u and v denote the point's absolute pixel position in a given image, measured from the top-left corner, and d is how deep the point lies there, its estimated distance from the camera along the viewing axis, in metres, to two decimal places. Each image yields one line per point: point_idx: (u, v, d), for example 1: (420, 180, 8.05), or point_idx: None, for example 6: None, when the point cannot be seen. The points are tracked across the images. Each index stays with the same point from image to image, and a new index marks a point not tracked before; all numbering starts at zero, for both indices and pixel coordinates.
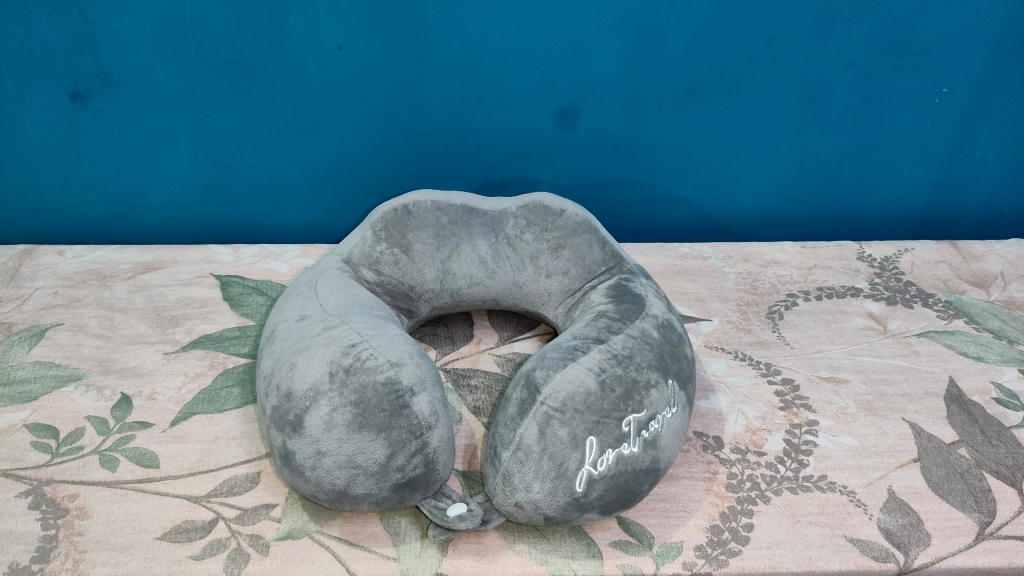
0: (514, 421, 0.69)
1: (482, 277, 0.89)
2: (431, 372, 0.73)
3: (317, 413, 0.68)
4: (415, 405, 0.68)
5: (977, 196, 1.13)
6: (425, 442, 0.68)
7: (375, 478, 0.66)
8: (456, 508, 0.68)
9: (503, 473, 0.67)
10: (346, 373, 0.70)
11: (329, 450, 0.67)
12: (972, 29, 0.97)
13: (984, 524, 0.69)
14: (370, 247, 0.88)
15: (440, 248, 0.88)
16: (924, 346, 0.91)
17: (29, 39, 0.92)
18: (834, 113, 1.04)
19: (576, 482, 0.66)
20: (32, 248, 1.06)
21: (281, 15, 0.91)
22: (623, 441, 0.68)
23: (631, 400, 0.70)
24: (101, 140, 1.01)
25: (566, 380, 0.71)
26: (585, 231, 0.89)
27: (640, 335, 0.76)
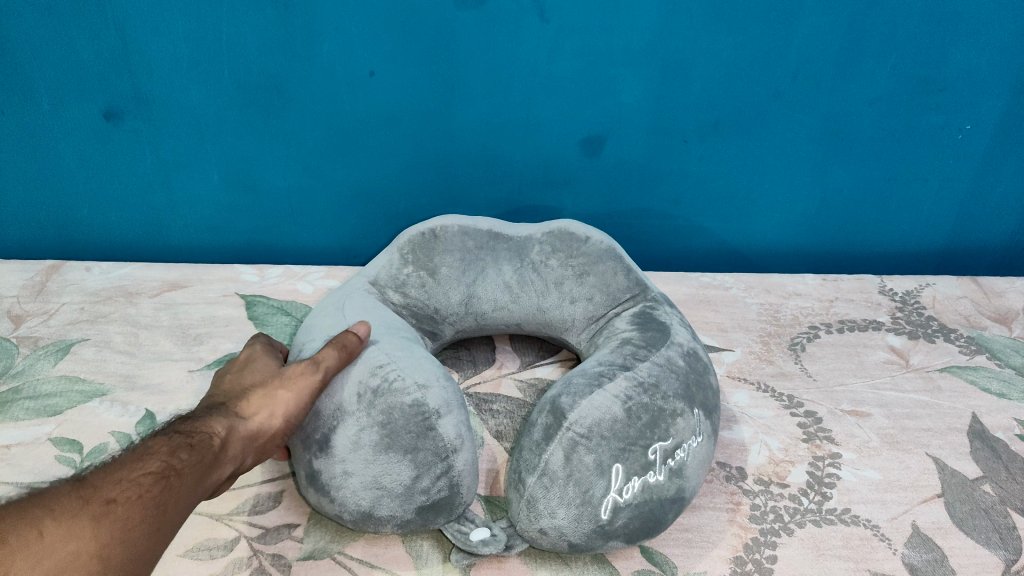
0: (540, 446, 0.70)
1: (506, 301, 0.89)
2: (457, 396, 0.73)
3: (344, 432, 0.69)
4: (441, 428, 0.69)
5: (997, 233, 1.13)
6: (451, 464, 0.68)
7: (400, 500, 0.67)
8: (479, 533, 0.68)
9: (528, 498, 0.67)
10: (374, 395, 0.70)
11: (356, 471, 0.67)
12: (997, 68, 0.98)
13: (1009, 561, 0.68)
14: (397, 269, 0.88)
15: (466, 272, 0.89)
16: (946, 381, 0.91)
17: (67, 60, 0.94)
18: (857, 147, 1.04)
19: (601, 509, 0.66)
20: (58, 264, 1.07)
21: (317, 43, 0.93)
22: (649, 469, 0.68)
23: (657, 428, 0.70)
24: (131, 158, 1.02)
25: (593, 406, 0.71)
26: (610, 258, 0.90)
27: (666, 363, 0.77)
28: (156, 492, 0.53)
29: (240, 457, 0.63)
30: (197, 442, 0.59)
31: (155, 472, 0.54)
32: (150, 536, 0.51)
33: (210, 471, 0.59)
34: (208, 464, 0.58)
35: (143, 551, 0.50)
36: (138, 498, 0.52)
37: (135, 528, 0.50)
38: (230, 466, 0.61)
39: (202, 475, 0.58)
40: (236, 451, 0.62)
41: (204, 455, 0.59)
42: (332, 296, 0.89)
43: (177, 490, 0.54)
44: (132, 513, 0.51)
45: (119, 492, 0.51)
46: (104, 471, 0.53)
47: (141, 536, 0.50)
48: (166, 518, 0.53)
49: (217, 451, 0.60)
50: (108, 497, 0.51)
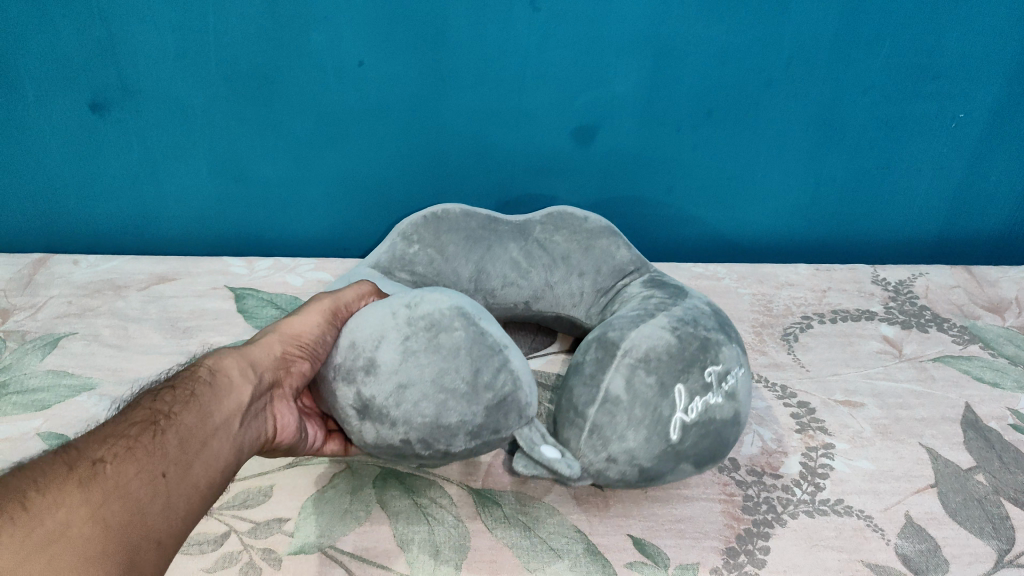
0: (595, 376, 0.70)
1: (516, 279, 0.86)
2: (482, 310, 0.70)
3: (386, 349, 0.64)
4: (485, 326, 0.67)
5: (991, 222, 1.13)
6: (506, 358, 0.66)
7: (468, 400, 0.63)
8: (548, 451, 0.66)
9: (593, 426, 0.67)
10: (407, 309, 0.67)
11: (413, 380, 0.63)
12: (989, 55, 0.98)
13: (1003, 551, 0.68)
14: (402, 249, 0.85)
15: (472, 250, 0.86)
16: (939, 371, 0.90)
17: (52, 50, 0.93)
18: (850, 136, 1.04)
19: (670, 429, 0.67)
20: (46, 258, 1.07)
21: (306, 33, 0.92)
22: (709, 389, 0.69)
23: (708, 352, 0.71)
24: (119, 149, 1.01)
25: (643, 335, 0.71)
26: (608, 234, 0.90)
27: (697, 307, 0.77)
28: (144, 440, 0.51)
29: (251, 375, 0.62)
30: (185, 378, 0.58)
31: (142, 424, 0.52)
32: (148, 487, 0.49)
33: (214, 396, 0.57)
34: (205, 389, 0.57)
35: (143, 504, 0.48)
36: (126, 454, 0.49)
37: (130, 482, 0.48)
38: (241, 385, 0.60)
39: (204, 404, 0.56)
40: (239, 368, 0.61)
41: (199, 386, 0.57)
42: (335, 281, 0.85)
43: (172, 436, 0.52)
44: (122, 467, 0.48)
45: (105, 451, 0.49)
46: (87, 436, 0.51)
47: (138, 489, 0.48)
48: (166, 465, 0.51)
49: (213, 373, 0.59)
50: (93, 458, 0.48)
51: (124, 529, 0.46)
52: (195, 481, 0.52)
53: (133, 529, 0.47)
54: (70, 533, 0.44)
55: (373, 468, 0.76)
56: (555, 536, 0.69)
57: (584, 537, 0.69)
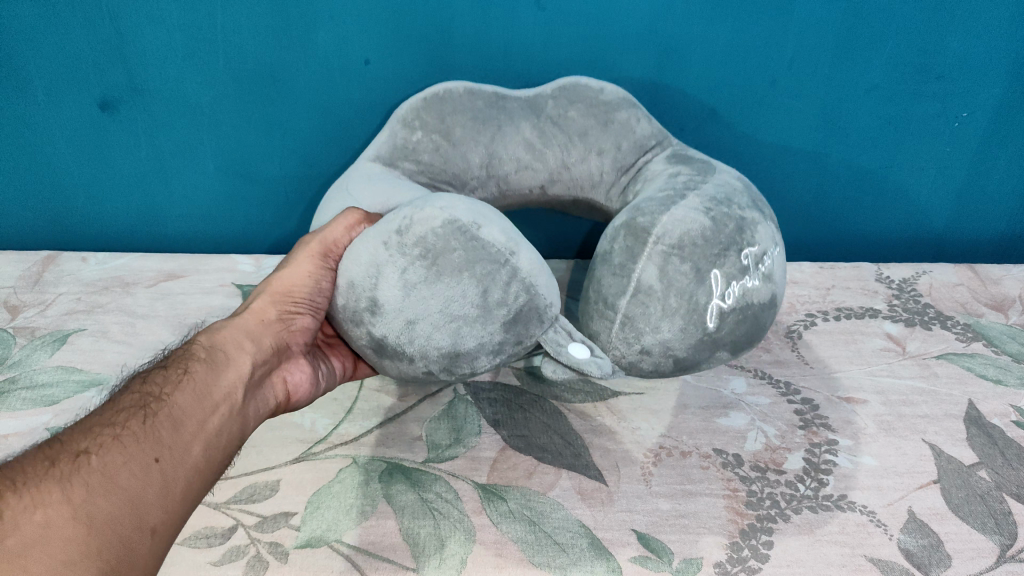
0: (626, 267, 0.71)
1: (530, 161, 0.89)
2: (484, 213, 0.68)
3: (387, 284, 0.67)
4: (485, 235, 0.66)
5: (995, 220, 1.13)
6: (514, 266, 0.66)
7: (480, 319, 0.67)
8: (577, 351, 0.69)
9: (626, 319, 0.71)
10: (399, 235, 0.67)
11: (419, 315, 0.67)
12: (993, 53, 0.98)
13: (1005, 546, 0.68)
14: (405, 138, 0.87)
15: (482, 131, 0.88)
16: (942, 368, 0.91)
17: (62, 49, 0.94)
18: (853, 134, 1.04)
19: (708, 317, 0.71)
20: (54, 255, 1.07)
21: (314, 32, 0.93)
22: (745, 273, 0.73)
23: (744, 235, 0.74)
24: (128, 148, 1.02)
25: (676, 220, 0.72)
26: (627, 106, 0.90)
27: (726, 184, 0.79)
28: (132, 428, 0.58)
29: (246, 345, 0.72)
30: (177, 360, 0.67)
31: (126, 415, 0.59)
32: (134, 475, 0.56)
33: (206, 373, 0.66)
34: (198, 368, 0.66)
35: (129, 492, 0.55)
36: (110, 446, 0.56)
37: (114, 472, 0.55)
38: (240, 354, 0.70)
39: (195, 383, 0.65)
40: (233, 341, 0.71)
41: (191, 367, 0.66)
42: (357, 174, 0.86)
43: (154, 423, 0.59)
44: (106, 458, 0.55)
45: (88, 445, 0.56)
46: (73, 430, 0.58)
47: (122, 479, 0.55)
48: (152, 452, 0.58)
49: (209, 350, 0.69)
50: (78, 451, 0.55)
51: (111, 520, 0.53)
52: (184, 460, 0.60)
53: (120, 518, 0.53)
54: (55, 530, 0.50)
55: (380, 463, 0.77)
56: (560, 530, 0.69)
57: (588, 531, 0.69)
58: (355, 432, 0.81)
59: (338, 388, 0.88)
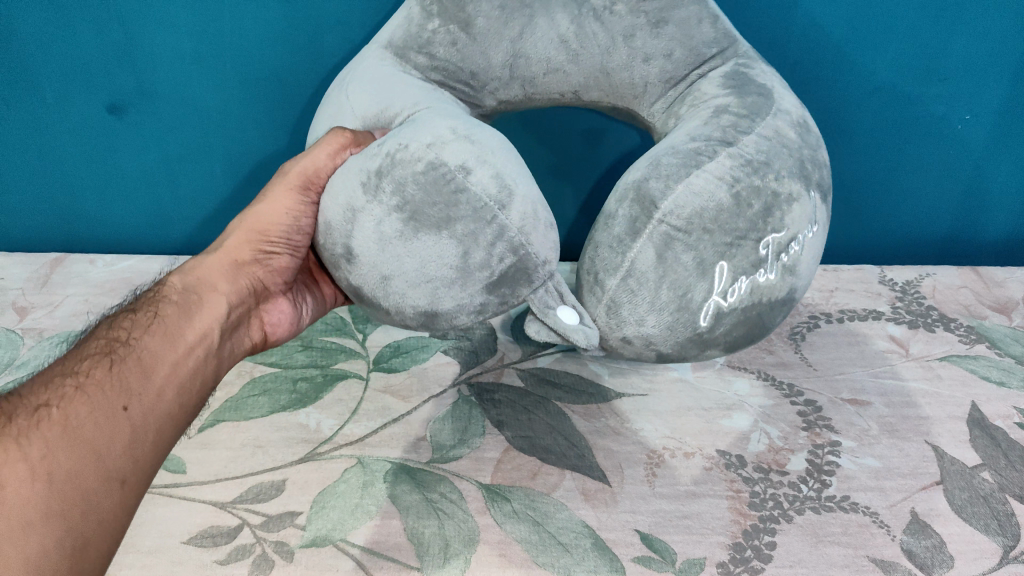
0: (624, 244, 0.68)
1: (564, 62, 0.79)
2: (480, 156, 0.62)
3: (363, 231, 0.64)
4: (473, 186, 0.61)
5: (999, 223, 1.14)
6: (502, 225, 0.61)
7: (459, 281, 0.62)
8: (566, 315, 0.66)
9: (611, 303, 0.68)
10: (378, 178, 0.63)
11: (395, 271, 0.63)
12: (996, 57, 0.98)
13: (1008, 547, 0.68)
14: (422, 26, 0.78)
15: (509, 24, 0.77)
16: (945, 370, 0.91)
17: (71, 53, 0.95)
18: (856, 137, 1.05)
19: (700, 315, 0.68)
20: (63, 257, 1.08)
21: (322, 36, 0.94)
22: (758, 268, 0.69)
23: (770, 219, 0.69)
24: (135, 151, 1.03)
25: (693, 192, 0.67)
26: (690, 3, 0.78)
27: (774, 136, 0.72)
28: (99, 374, 0.61)
29: (219, 287, 0.72)
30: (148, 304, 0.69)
31: (91, 363, 0.61)
32: (99, 425, 0.58)
33: (178, 316, 0.68)
34: (168, 311, 0.68)
35: (94, 443, 0.57)
36: (73, 396, 0.58)
37: (76, 425, 0.57)
38: (214, 295, 0.72)
39: (166, 326, 0.67)
40: (204, 283, 0.72)
41: (161, 309, 0.68)
42: (365, 75, 0.78)
43: (120, 369, 0.62)
44: (68, 406, 0.58)
45: (49, 397, 0.58)
46: (36, 381, 0.60)
47: (85, 431, 0.57)
48: (118, 400, 0.60)
49: (182, 292, 0.70)
50: (40, 401, 0.58)
51: (75, 471, 0.56)
52: (151, 406, 0.62)
53: (83, 471, 0.56)
54: (14, 490, 0.53)
55: (385, 463, 0.77)
56: (563, 531, 0.70)
57: (591, 532, 0.70)
58: (360, 433, 0.81)
59: (344, 388, 0.88)
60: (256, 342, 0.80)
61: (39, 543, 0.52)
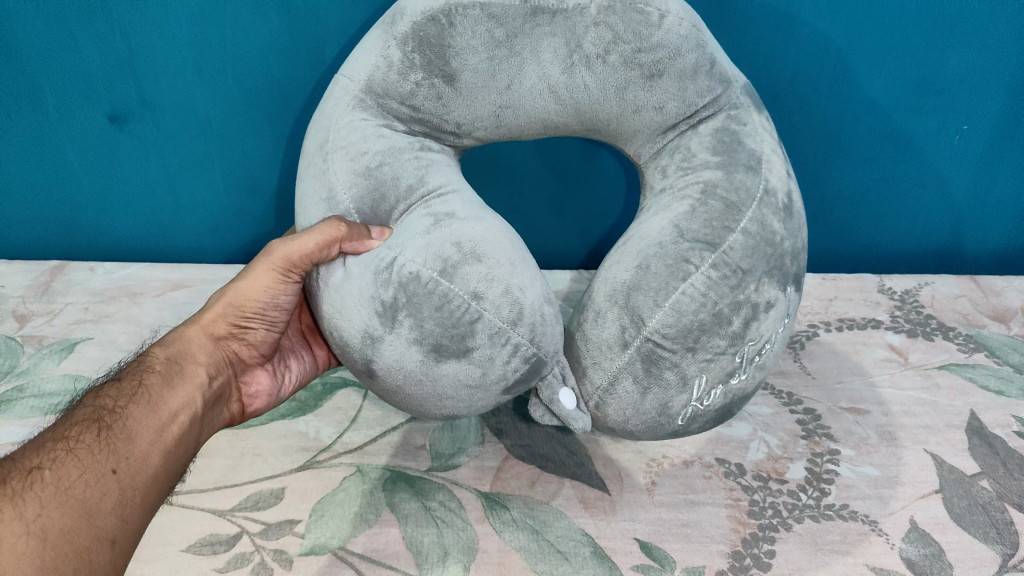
0: (608, 352, 0.67)
1: (551, 112, 0.73)
2: (487, 274, 0.63)
3: (384, 357, 0.65)
4: (487, 314, 0.63)
5: (997, 233, 1.14)
6: (517, 344, 0.64)
7: (477, 392, 0.66)
8: (566, 401, 0.68)
9: (597, 404, 0.69)
10: (393, 309, 0.64)
11: (417, 387, 0.66)
12: (992, 69, 0.99)
13: (1007, 556, 0.68)
14: (399, 75, 0.69)
15: (497, 74, 0.69)
16: (944, 378, 0.91)
17: (73, 63, 0.95)
18: (855, 146, 1.05)
19: (679, 418, 0.70)
20: (63, 265, 1.09)
21: (319, 48, 0.94)
22: (734, 374, 0.69)
23: (749, 332, 0.67)
24: (136, 160, 1.03)
25: (675, 312, 0.65)
26: (692, 48, 0.69)
27: (760, 233, 0.68)
28: (87, 438, 0.60)
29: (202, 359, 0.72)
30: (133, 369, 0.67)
31: (80, 428, 0.61)
32: (90, 487, 0.57)
33: (162, 384, 0.66)
34: (152, 379, 0.66)
35: (85, 503, 0.57)
36: (63, 460, 0.58)
37: (67, 486, 0.57)
38: (196, 366, 0.71)
39: (150, 393, 0.65)
40: (187, 354, 0.71)
41: (145, 377, 0.66)
42: (342, 137, 0.70)
43: (109, 435, 0.61)
44: (56, 472, 0.57)
45: (41, 460, 0.58)
46: (27, 448, 0.60)
47: (76, 491, 0.57)
48: (107, 463, 0.59)
49: (165, 361, 0.69)
50: (29, 467, 0.57)
51: (66, 532, 0.55)
52: (141, 469, 0.61)
53: (74, 530, 0.56)
54: (7, 548, 0.52)
55: (385, 472, 0.77)
56: (562, 539, 0.70)
57: (591, 540, 0.70)
58: (359, 441, 0.81)
59: (343, 397, 0.88)
60: (233, 412, 0.78)
61: None
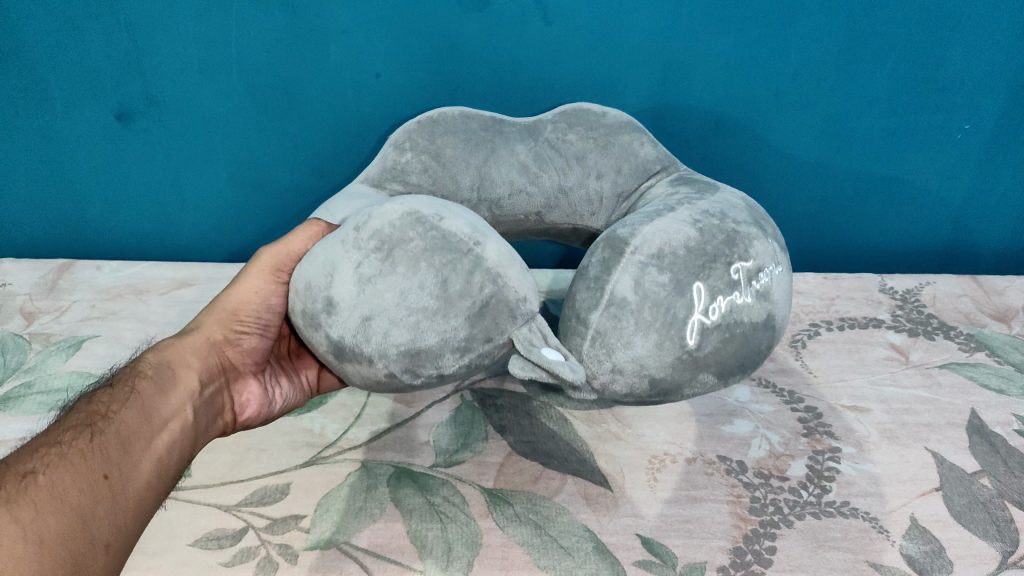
0: (600, 278, 0.68)
1: (524, 184, 0.84)
2: (449, 210, 0.65)
3: (342, 276, 0.62)
4: (448, 225, 0.63)
5: (998, 233, 1.15)
6: (478, 255, 0.62)
7: (441, 314, 0.60)
8: (548, 353, 0.62)
9: (596, 334, 0.66)
10: (357, 231, 0.63)
11: (376, 308, 0.61)
12: (991, 69, 0.99)
13: (1006, 553, 0.69)
14: (394, 159, 0.84)
15: (474, 153, 0.84)
16: (945, 377, 0.91)
17: (80, 61, 0.96)
18: (858, 146, 1.06)
19: (687, 333, 0.66)
20: (69, 263, 1.10)
21: (323, 47, 0.94)
22: (734, 289, 0.68)
23: (736, 246, 0.70)
24: (142, 157, 1.04)
25: (657, 231, 0.69)
26: (632, 130, 0.86)
27: (725, 201, 0.76)
28: (80, 444, 0.60)
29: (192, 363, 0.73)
30: (123, 376, 0.68)
31: (73, 434, 0.60)
32: (85, 492, 0.57)
33: (154, 390, 0.67)
34: (144, 386, 0.67)
35: (79, 509, 0.56)
36: (57, 464, 0.57)
37: (62, 491, 0.56)
38: (186, 371, 0.71)
39: (142, 399, 0.66)
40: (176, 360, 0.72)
41: (138, 384, 0.67)
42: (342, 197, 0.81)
43: (102, 441, 0.61)
44: (49, 477, 0.56)
45: (35, 465, 0.57)
46: (17, 453, 0.59)
47: (72, 496, 0.56)
48: (100, 469, 0.59)
49: (155, 367, 0.69)
50: (23, 471, 0.56)
51: (61, 536, 0.54)
52: (133, 476, 0.61)
53: (70, 536, 0.55)
54: (4, 551, 0.51)
55: (388, 467, 0.78)
56: (565, 534, 0.70)
57: (593, 535, 0.70)
58: (363, 437, 0.82)
59: (347, 394, 0.89)
60: (227, 421, 0.77)
61: None
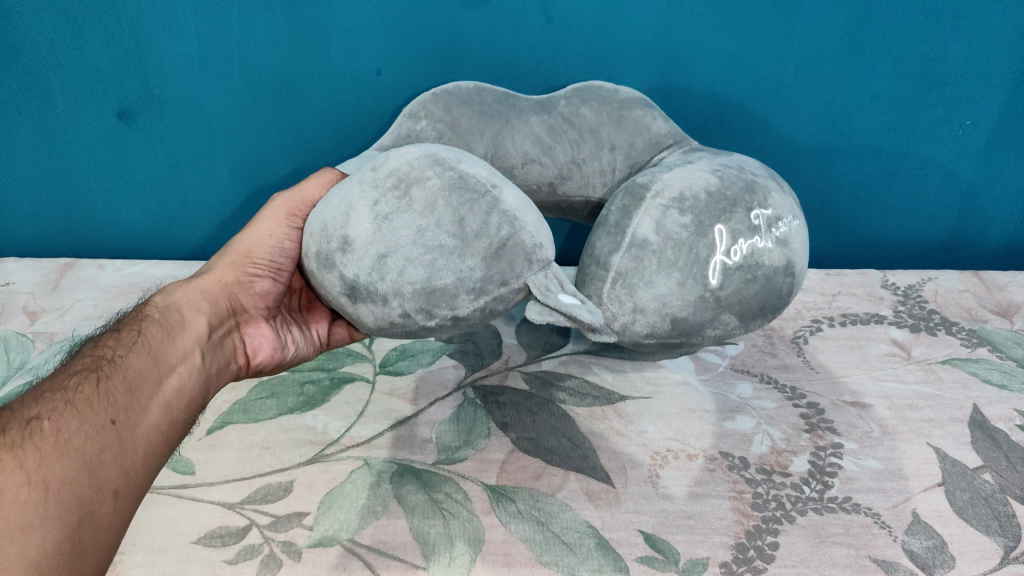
0: (622, 224, 0.73)
1: (538, 155, 0.84)
2: (465, 157, 0.66)
3: (358, 216, 0.62)
4: (466, 168, 0.64)
5: (1002, 227, 1.15)
6: (495, 197, 0.63)
7: (458, 251, 0.60)
8: (566, 299, 0.62)
9: (620, 275, 0.71)
10: (375, 172, 0.64)
11: (392, 248, 0.61)
12: (994, 62, 0.99)
13: (1008, 548, 0.69)
14: (409, 128, 0.83)
15: (489, 124, 0.83)
16: (948, 372, 0.91)
17: (82, 60, 0.96)
18: (860, 142, 1.05)
19: (710, 272, 0.71)
20: (72, 262, 1.10)
21: (324, 44, 0.94)
22: (755, 233, 0.73)
23: (755, 195, 0.74)
24: (144, 156, 1.04)
25: (678, 177, 0.75)
26: (641, 105, 0.87)
27: (741, 158, 0.80)
28: (86, 388, 0.58)
29: (202, 306, 0.73)
30: (131, 320, 0.68)
31: (78, 379, 0.59)
32: (91, 437, 0.55)
33: (162, 335, 0.67)
34: (152, 330, 0.66)
35: (86, 455, 0.54)
36: (63, 410, 0.56)
37: (67, 437, 0.54)
38: (196, 315, 0.72)
39: (149, 345, 0.65)
40: (186, 304, 0.72)
41: (145, 328, 0.66)
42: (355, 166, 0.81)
43: (108, 387, 0.59)
44: (53, 423, 0.54)
45: (39, 410, 0.55)
46: (17, 400, 0.56)
47: (78, 442, 0.54)
48: (107, 414, 0.57)
49: (163, 311, 0.70)
50: (26, 416, 0.54)
51: (69, 481, 0.52)
52: (139, 424, 0.60)
53: (78, 482, 0.52)
54: (9, 496, 0.49)
55: (391, 464, 0.78)
56: (567, 531, 0.70)
57: (595, 532, 0.70)
58: (366, 434, 0.82)
59: (350, 392, 0.89)
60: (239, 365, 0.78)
61: (37, 551, 0.48)
